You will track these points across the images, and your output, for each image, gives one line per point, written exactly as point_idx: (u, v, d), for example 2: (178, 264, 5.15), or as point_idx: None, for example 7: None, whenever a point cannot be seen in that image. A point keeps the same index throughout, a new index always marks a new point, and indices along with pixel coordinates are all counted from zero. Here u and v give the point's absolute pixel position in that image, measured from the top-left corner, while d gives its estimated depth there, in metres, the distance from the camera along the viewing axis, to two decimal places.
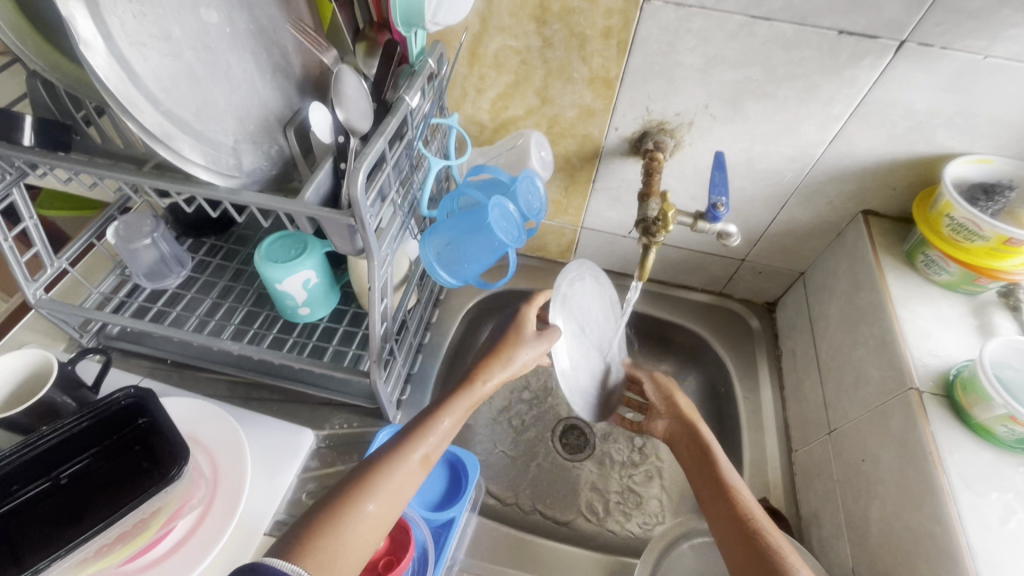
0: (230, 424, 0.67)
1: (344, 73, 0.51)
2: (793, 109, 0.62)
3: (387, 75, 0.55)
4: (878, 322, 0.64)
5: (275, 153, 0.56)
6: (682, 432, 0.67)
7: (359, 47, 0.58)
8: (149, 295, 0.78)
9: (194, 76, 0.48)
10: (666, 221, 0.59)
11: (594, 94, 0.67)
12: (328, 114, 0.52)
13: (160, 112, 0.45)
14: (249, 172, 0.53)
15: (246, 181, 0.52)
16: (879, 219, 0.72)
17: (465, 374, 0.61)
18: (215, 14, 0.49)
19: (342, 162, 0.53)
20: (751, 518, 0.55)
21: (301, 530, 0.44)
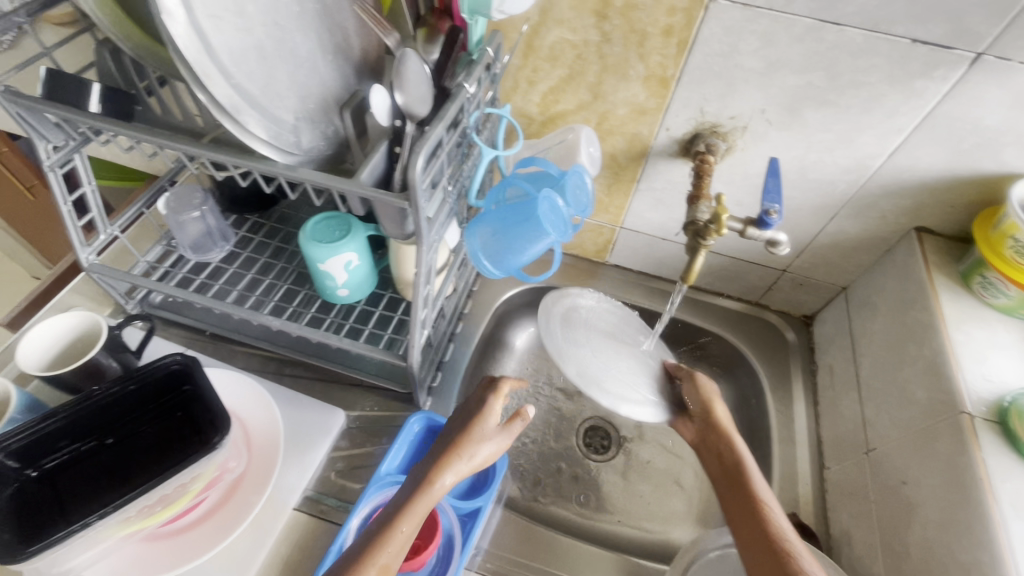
0: (275, 414, 0.68)
1: (407, 56, 0.51)
2: (854, 118, 0.61)
3: (448, 62, 0.55)
4: (928, 342, 0.62)
5: (331, 134, 0.56)
6: (712, 440, 0.63)
7: (420, 32, 0.58)
8: (192, 267, 0.80)
9: (263, 51, 0.48)
10: (721, 225, 0.57)
11: (648, 92, 0.66)
12: (388, 97, 0.53)
13: (230, 87, 0.45)
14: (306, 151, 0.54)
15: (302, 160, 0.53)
16: (933, 237, 0.70)
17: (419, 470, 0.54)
18: None
19: (396, 146, 0.53)
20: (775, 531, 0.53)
21: None
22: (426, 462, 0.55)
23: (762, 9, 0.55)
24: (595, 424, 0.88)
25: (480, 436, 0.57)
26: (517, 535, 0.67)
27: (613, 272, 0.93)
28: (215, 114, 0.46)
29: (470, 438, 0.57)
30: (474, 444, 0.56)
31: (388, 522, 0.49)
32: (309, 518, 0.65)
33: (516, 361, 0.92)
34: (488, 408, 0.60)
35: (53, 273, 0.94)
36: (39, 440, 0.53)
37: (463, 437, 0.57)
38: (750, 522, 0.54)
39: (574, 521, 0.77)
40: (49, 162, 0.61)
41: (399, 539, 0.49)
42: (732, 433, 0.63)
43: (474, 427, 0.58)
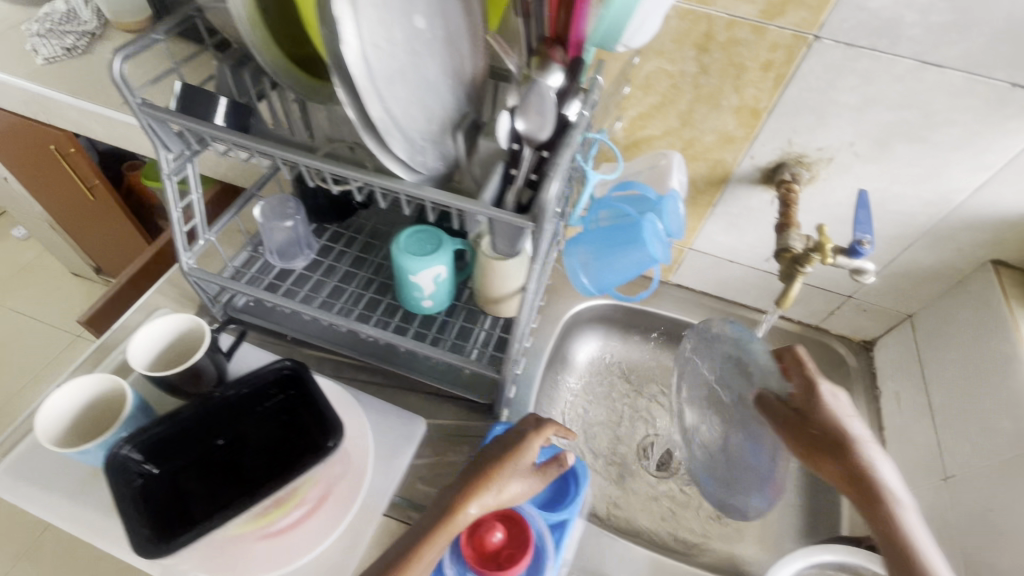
0: (364, 421, 0.70)
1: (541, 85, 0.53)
2: (943, 154, 0.63)
3: (571, 87, 0.57)
4: (1012, 375, 0.64)
5: (446, 154, 0.59)
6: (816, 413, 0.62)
7: (534, 60, 0.58)
8: (277, 273, 0.82)
9: (404, 77, 0.51)
10: (824, 252, 0.62)
11: (738, 122, 0.68)
12: (510, 122, 0.55)
13: (379, 111, 0.48)
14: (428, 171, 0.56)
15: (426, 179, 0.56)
16: (1009, 270, 0.71)
17: (447, 500, 0.58)
18: (423, 21, 0.52)
19: (512, 168, 0.57)
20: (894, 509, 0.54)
21: None
22: (454, 490, 0.59)
23: (864, 49, 0.57)
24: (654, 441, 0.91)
25: (509, 473, 0.60)
26: (597, 547, 0.69)
27: (675, 291, 0.96)
28: (359, 134, 0.48)
29: (500, 475, 0.60)
30: (502, 477, 0.60)
31: (413, 555, 0.53)
32: (399, 525, 0.67)
33: (578, 376, 0.94)
34: (523, 446, 0.62)
35: (120, 279, 0.98)
36: (164, 436, 0.56)
37: (494, 471, 0.60)
38: (874, 505, 0.55)
39: (638, 531, 0.81)
40: (169, 170, 0.63)
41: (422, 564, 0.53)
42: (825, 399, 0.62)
43: (505, 462, 0.60)
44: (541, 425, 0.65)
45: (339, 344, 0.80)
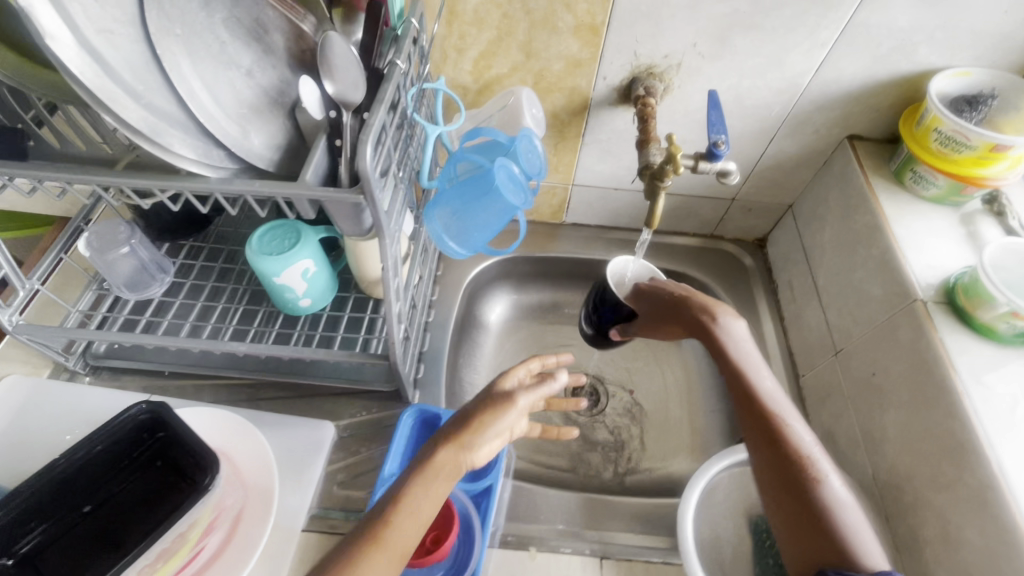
0: (258, 437, 0.67)
1: (331, 40, 0.48)
2: (780, 39, 0.62)
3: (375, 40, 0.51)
4: (875, 243, 0.65)
5: (283, 139, 0.51)
6: (654, 321, 0.67)
7: (336, 13, 0.54)
8: (134, 307, 0.73)
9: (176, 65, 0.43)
10: (676, 162, 0.55)
11: (580, 43, 0.64)
12: (318, 88, 0.50)
13: (175, 104, 0.44)
14: (260, 153, 0.49)
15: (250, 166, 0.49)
16: (865, 142, 0.73)
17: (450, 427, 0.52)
18: None
19: (337, 138, 0.50)
20: (799, 450, 0.53)
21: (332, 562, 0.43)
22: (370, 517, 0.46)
23: None
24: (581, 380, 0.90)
25: (434, 486, 0.48)
26: (530, 500, 0.69)
27: (573, 230, 0.94)
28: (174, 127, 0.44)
29: (401, 501, 0.47)
30: (406, 508, 0.46)
31: (396, 517, 0.46)
32: (319, 536, 0.64)
33: (494, 336, 0.93)
34: (455, 442, 0.50)
35: None
36: (20, 523, 0.49)
37: (401, 499, 0.47)
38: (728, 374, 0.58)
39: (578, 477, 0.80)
40: None
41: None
42: (688, 295, 0.64)
43: (445, 454, 0.50)
44: (461, 423, 0.52)
45: (222, 366, 0.74)
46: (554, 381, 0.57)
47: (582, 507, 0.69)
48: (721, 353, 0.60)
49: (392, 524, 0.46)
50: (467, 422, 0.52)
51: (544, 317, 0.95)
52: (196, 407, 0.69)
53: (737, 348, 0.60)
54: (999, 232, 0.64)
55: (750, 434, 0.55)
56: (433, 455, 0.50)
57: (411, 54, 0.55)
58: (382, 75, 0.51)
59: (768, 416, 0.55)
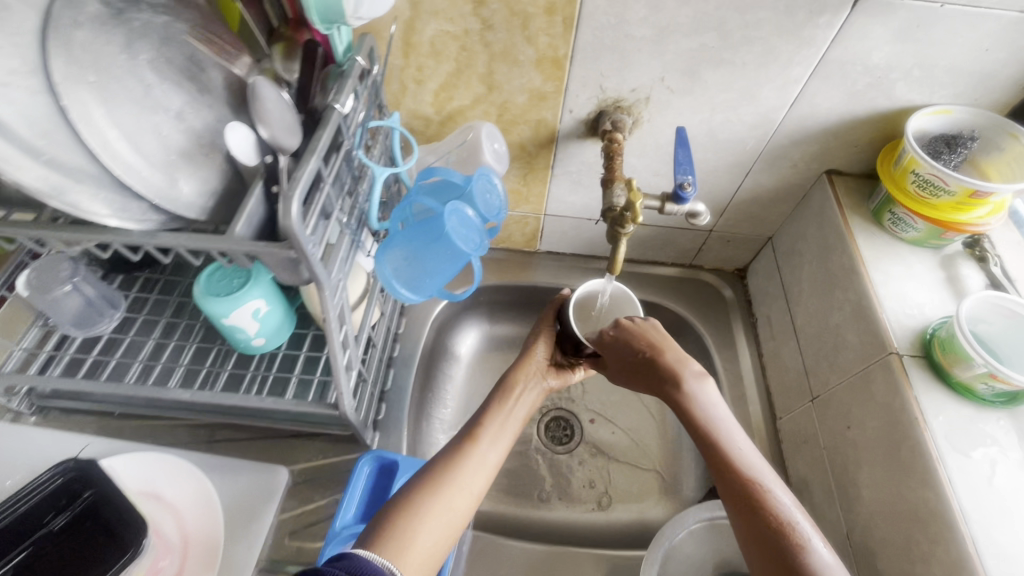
0: (203, 486, 0.65)
1: (261, 83, 0.45)
2: (752, 74, 0.59)
3: (311, 81, 0.48)
4: (851, 287, 0.62)
5: (216, 184, 0.48)
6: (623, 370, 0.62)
7: (276, 49, 0.50)
8: (81, 344, 0.70)
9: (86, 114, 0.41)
10: (636, 212, 0.54)
11: (544, 76, 0.62)
12: (254, 133, 0.47)
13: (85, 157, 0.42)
14: (188, 201, 0.46)
15: (178, 214, 0.46)
16: (843, 177, 0.70)
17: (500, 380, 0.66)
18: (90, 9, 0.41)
19: (274, 185, 0.47)
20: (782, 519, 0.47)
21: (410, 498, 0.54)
22: (465, 431, 0.60)
23: None
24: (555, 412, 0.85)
25: (513, 407, 0.64)
26: (492, 551, 0.66)
27: (547, 259, 0.91)
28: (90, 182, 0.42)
29: (490, 416, 0.62)
30: (493, 418, 0.62)
31: (468, 446, 0.59)
32: None
33: (464, 368, 0.89)
34: (522, 369, 0.67)
35: None
36: None
37: (486, 420, 0.61)
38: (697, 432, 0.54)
39: (549, 520, 0.75)
40: None
41: (439, 512, 0.53)
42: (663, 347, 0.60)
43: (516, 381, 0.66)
44: (522, 364, 0.67)
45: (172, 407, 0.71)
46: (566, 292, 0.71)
47: (546, 559, 0.66)
48: (694, 425, 0.55)
49: (484, 432, 0.60)
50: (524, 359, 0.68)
51: (517, 348, 0.92)
52: (149, 449, 0.67)
53: (707, 404, 0.56)
54: (980, 278, 0.61)
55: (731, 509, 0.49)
56: (506, 386, 0.65)
57: (357, 92, 0.51)
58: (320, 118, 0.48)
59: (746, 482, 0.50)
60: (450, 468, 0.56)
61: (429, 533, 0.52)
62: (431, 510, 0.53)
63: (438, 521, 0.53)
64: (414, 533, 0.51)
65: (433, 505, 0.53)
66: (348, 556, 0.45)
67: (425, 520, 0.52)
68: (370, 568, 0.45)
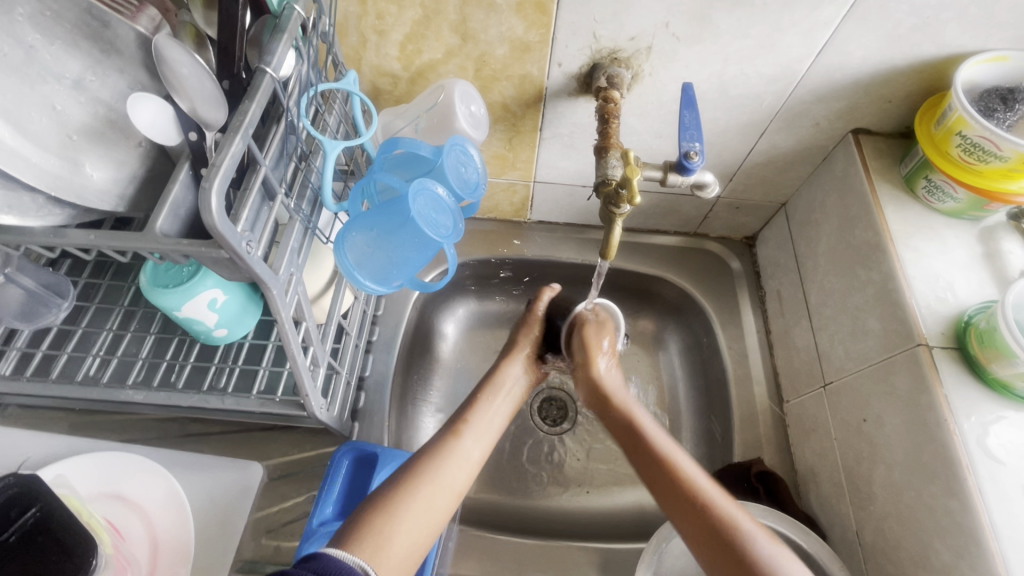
0: (167, 484, 0.61)
1: (168, 45, 0.37)
2: (774, 17, 0.50)
3: (237, 35, 0.39)
4: (877, 266, 0.56)
5: (135, 168, 0.41)
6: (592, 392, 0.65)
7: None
8: (30, 338, 0.65)
9: None
10: (632, 190, 0.47)
11: (526, 23, 0.52)
12: (169, 105, 0.39)
13: None
14: (100, 189, 0.39)
15: (89, 203, 0.39)
16: (872, 137, 0.62)
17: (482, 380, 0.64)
18: None
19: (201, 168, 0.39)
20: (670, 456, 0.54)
21: (386, 490, 0.48)
22: (448, 427, 0.57)
23: None
24: (548, 392, 0.80)
25: (497, 399, 0.62)
26: (480, 546, 0.63)
27: (539, 230, 0.84)
28: None
29: (475, 411, 0.59)
30: (477, 412, 0.59)
31: (454, 437, 0.55)
32: None
33: (451, 348, 0.84)
34: (508, 363, 0.66)
35: None
36: None
37: (471, 414, 0.59)
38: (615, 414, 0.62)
39: (542, 506, 0.72)
40: None
41: (417, 507, 0.47)
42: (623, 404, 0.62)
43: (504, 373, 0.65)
44: (509, 356, 0.67)
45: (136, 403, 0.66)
46: (546, 293, 0.71)
47: (538, 553, 0.63)
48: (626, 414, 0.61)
49: (467, 425, 0.57)
50: (511, 349, 0.68)
51: (507, 325, 0.86)
52: (113, 452, 0.62)
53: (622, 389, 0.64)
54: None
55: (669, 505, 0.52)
56: (491, 378, 0.64)
57: (297, 49, 0.43)
58: (248, 85, 0.40)
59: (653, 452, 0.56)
60: (431, 458, 0.52)
61: (405, 531, 0.45)
62: (410, 505, 0.47)
63: (416, 518, 0.46)
64: (387, 531, 0.44)
65: (411, 496, 0.47)
66: (315, 555, 0.38)
67: (400, 516, 0.46)
68: (340, 567, 0.38)
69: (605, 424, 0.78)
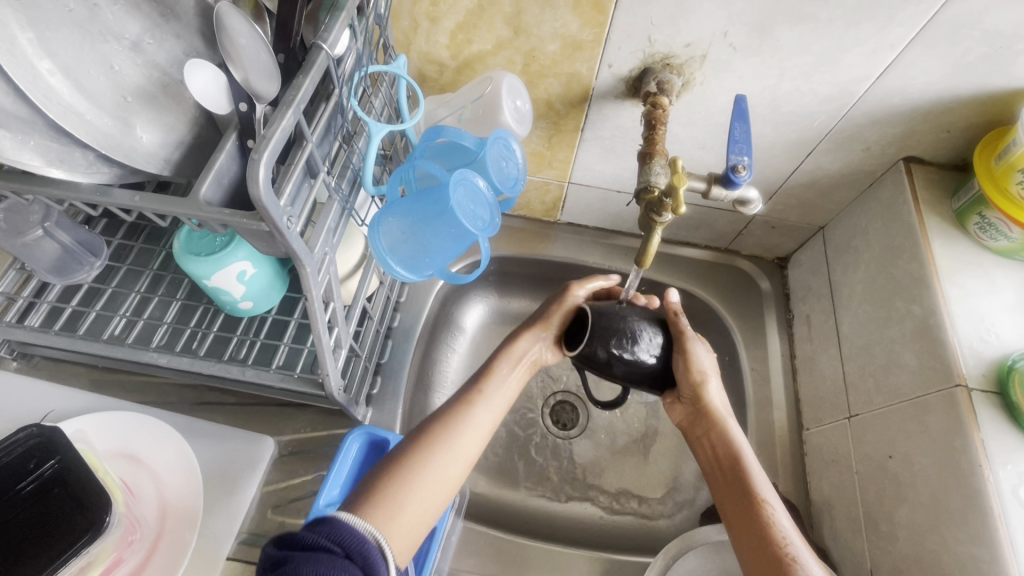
0: (183, 448, 0.61)
1: (229, 12, 0.37)
2: (838, 35, 0.48)
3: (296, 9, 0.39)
4: (919, 299, 0.54)
5: (183, 135, 0.41)
6: (700, 426, 0.55)
7: None
8: (60, 292, 0.66)
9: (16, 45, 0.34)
10: (677, 200, 0.46)
11: (581, 20, 0.51)
12: (223, 74, 0.39)
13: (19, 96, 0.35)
14: (148, 150, 0.39)
15: (137, 163, 0.39)
16: (924, 167, 0.60)
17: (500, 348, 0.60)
18: None
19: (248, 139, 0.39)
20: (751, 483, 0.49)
21: (399, 458, 0.47)
22: (461, 394, 0.55)
23: None
24: (561, 396, 0.79)
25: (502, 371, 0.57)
26: (482, 544, 0.63)
27: (567, 231, 0.83)
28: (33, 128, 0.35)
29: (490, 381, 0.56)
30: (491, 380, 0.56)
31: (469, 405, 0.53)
32: (245, 567, 0.57)
33: (469, 341, 0.83)
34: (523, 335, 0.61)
35: None
36: None
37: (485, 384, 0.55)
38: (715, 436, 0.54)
39: (545, 509, 0.71)
40: None
41: (429, 480, 0.46)
42: (726, 419, 0.53)
43: (528, 333, 0.61)
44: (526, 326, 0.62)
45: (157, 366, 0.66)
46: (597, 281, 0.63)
47: (540, 557, 0.62)
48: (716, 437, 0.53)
49: (481, 398, 0.54)
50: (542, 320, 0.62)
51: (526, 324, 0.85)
52: (132, 412, 0.62)
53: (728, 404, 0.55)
54: None
55: (732, 524, 0.49)
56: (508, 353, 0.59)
57: (353, 29, 0.43)
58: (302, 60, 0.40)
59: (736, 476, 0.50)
60: (446, 428, 0.50)
61: (416, 509, 0.44)
62: (423, 480, 0.46)
63: (427, 493, 0.46)
64: (400, 504, 0.44)
65: (425, 470, 0.47)
66: (329, 518, 0.38)
67: (413, 489, 0.45)
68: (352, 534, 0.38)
69: (616, 433, 0.77)
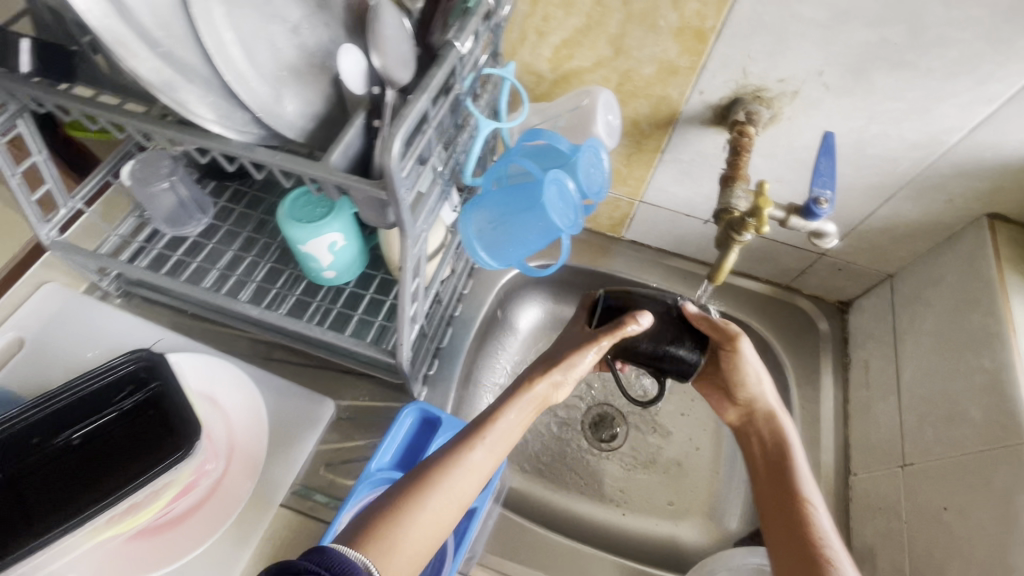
0: (254, 397, 0.66)
1: (382, 8, 0.42)
2: (934, 85, 0.49)
3: (435, 12, 0.45)
4: (992, 355, 0.53)
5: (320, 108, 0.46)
6: (749, 426, 0.57)
7: None
8: (169, 241, 0.73)
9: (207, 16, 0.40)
10: (761, 219, 0.49)
11: (682, 48, 0.54)
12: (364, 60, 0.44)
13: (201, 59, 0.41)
14: (291, 118, 0.44)
15: (281, 128, 0.44)
16: (1007, 225, 0.59)
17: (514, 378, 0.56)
18: None
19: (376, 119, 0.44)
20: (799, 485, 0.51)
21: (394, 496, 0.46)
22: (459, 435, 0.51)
23: None
24: (604, 407, 0.81)
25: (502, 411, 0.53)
26: (516, 534, 0.64)
27: (629, 249, 0.85)
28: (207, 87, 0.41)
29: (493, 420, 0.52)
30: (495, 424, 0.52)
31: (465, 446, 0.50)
32: (296, 516, 0.61)
33: (521, 342, 0.86)
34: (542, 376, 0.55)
35: None
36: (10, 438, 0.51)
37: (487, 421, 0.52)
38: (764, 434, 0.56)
39: (577, 513, 0.72)
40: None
41: (424, 520, 0.45)
42: (779, 416, 0.56)
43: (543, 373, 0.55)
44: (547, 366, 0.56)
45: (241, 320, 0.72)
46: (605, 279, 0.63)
47: (571, 557, 0.63)
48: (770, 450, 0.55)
49: (489, 426, 0.51)
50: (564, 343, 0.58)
51: None
52: (215, 357, 0.68)
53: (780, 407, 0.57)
54: None
55: (769, 528, 0.50)
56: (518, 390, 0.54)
57: (478, 34, 0.48)
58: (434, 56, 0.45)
59: (788, 487, 0.51)
60: (438, 469, 0.48)
61: (410, 549, 0.43)
62: (416, 524, 0.44)
63: (420, 531, 0.44)
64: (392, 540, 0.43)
65: (415, 513, 0.45)
66: (321, 546, 0.38)
67: (406, 529, 0.44)
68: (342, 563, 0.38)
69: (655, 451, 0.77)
